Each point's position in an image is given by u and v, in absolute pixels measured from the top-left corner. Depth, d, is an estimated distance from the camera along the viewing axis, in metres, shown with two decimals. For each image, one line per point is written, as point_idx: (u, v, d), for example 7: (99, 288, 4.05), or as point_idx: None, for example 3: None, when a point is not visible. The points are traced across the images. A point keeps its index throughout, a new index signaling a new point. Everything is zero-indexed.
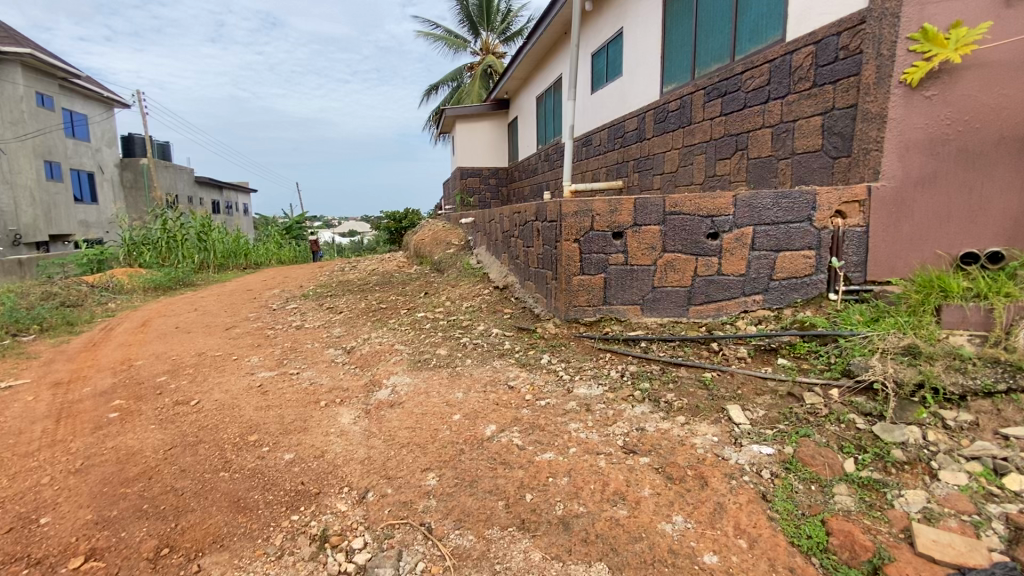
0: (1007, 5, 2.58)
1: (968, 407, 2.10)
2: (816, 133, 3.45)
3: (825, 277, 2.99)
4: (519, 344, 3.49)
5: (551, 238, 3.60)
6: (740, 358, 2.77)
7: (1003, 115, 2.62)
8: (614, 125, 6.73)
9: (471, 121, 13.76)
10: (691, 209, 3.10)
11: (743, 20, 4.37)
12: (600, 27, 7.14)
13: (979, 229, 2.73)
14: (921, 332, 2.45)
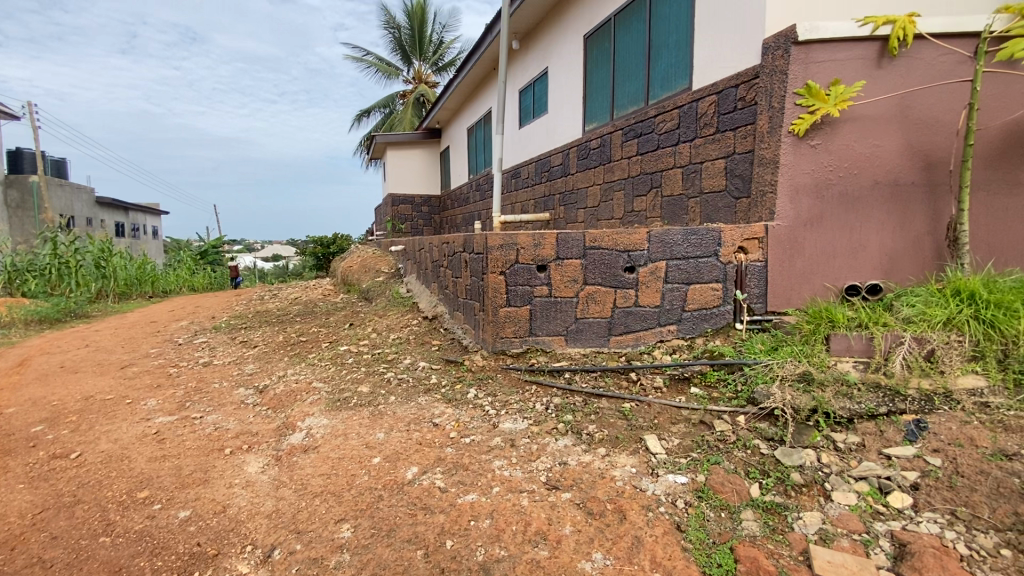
0: (872, 70, 2.96)
1: (856, 430, 2.28)
2: (720, 175, 3.74)
3: (731, 308, 3.19)
4: (444, 379, 3.41)
5: (478, 270, 3.61)
6: (657, 388, 2.87)
7: (874, 164, 3.01)
8: (542, 159, 6.95)
9: (402, 148, 13.69)
10: (609, 244, 3.23)
11: (655, 68, 4.71)
12: (526, 65, 7.41)
13: (860, 263, 3.08)
14: (814, 359, 2.66)
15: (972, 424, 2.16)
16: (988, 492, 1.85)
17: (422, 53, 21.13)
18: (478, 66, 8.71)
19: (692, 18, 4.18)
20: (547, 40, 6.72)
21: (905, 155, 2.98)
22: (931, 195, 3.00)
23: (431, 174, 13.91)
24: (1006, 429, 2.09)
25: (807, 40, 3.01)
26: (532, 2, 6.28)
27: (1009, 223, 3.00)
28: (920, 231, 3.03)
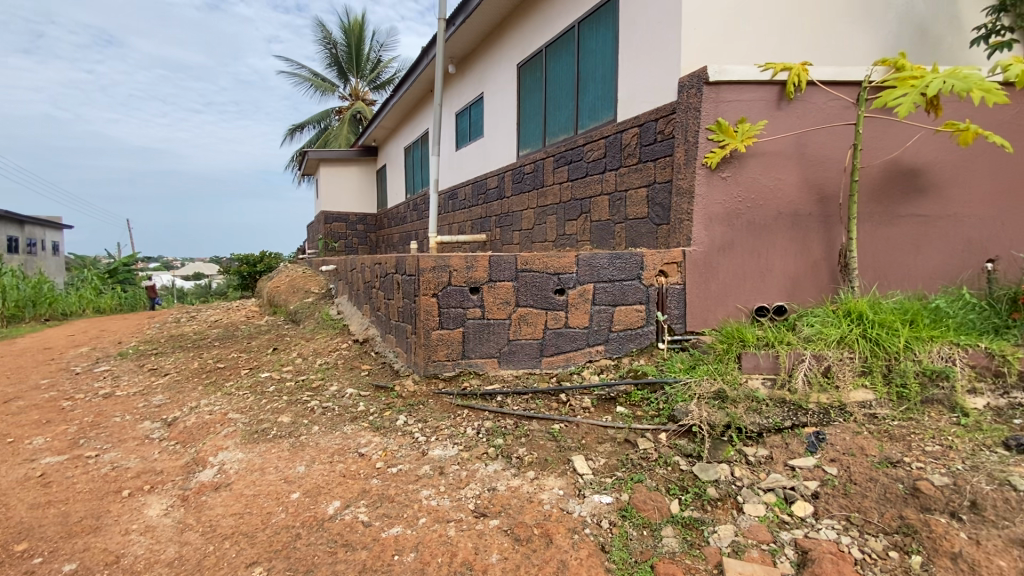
0: (772, 111, 3.26)
1: (764, 443, 2.45)
2: (643, 203, 3.95)
3: (654, 328, 3.36)
4: (372, 405, 3.30)
5: (409, 292, 3.51)
6: (585, 408, 2.93)
7: (776, 196, 3.29)
8: (478, 181, 7.02)
9: (337, 165, 13.35)
10: (540, 267, 3.27)
11: (584, 99, 4.93)
12: (462, 89, 7.51)
13: (767, 286, 3.34)
14: (727, 377, 2.83)
15: (862, 434, 2.37)
16: (877, 497, 2.03)
17: (359, 71, 20.89)
18: (414, 87, 8.71)
19: (616, 55, 4.43)
20: (482, 66, 6.87)
21: (802, 188, 3.29)
22: (825, 224, 3.32)
23: (366, 193, 13.66)
24: (890, 438, 2.32)
25: (716, 81, 3.27)
26: (467, 29, 6.40)
27: (890, 251, 3.37)
28: (817, 257, 3.33)
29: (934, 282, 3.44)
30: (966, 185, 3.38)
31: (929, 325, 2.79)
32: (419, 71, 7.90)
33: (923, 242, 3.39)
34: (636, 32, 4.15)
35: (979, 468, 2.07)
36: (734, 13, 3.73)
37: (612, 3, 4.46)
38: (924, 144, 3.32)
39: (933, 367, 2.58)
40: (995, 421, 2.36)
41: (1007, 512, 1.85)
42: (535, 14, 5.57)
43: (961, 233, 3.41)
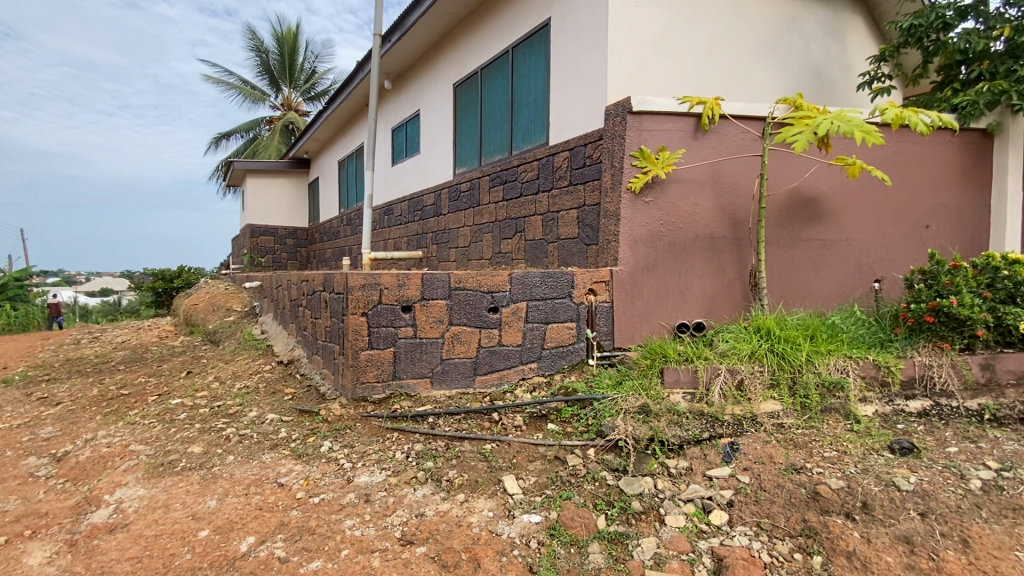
0: (689, 141, 3.49)
1: (685, 455, 2.56)
2: (573, 224, 4.08)
3: (584, 345, 3.44)
4: (295, 431, 3.13)
5: (337, 311, 3.38)
6: (517, 427, 2.94)
7: (694, 220, 3.52)
8: (414, 198, 6.96)
9: (265, 177, 12.76)
10: (473, 285, 3.27)
11: (517, 121, 5.05)
12: (398, 106, 7.46)
13: (688, 304, 3.54)
14: (651, 392, 2.95)
15: (771, 443, 2.54)
16: (784, 503, 2.17)
17: (292, 80, 20.23)
18: (349, 101, 8.55)
19: (548, 81, 4.58)
20: (419, 84, 6.87)
21: (717, 213, 3.55)
22: (738, 247, 3.59)
23: (298, 206, 13.12)
24: (795, 446, 2.51)
25: (640, 110, 3.45)
26: (403, 47, 6.39)
27: (794, 271, 3.69)
28: (731, 277, 3.59)
29: (831, 300, 3.79)
30: (855, 213, 3.79)
31: (827, 340, 3.05)
32: (354, 85, 7.77)
33: (821, 264, 3.74)
34: (566, 60, 4.33)
35: (869, 470, 2.28)
36: (653, 54, 4.04)
37: (544, 31, 4.63)
38: (820, 175, 3.68)
39: (832, 379, 2.80)
40: (882, 427, 2.62)
41: (892, 511, 2.04)
42: (471, 37, 5.67)
43: (852, 255, 3.80)
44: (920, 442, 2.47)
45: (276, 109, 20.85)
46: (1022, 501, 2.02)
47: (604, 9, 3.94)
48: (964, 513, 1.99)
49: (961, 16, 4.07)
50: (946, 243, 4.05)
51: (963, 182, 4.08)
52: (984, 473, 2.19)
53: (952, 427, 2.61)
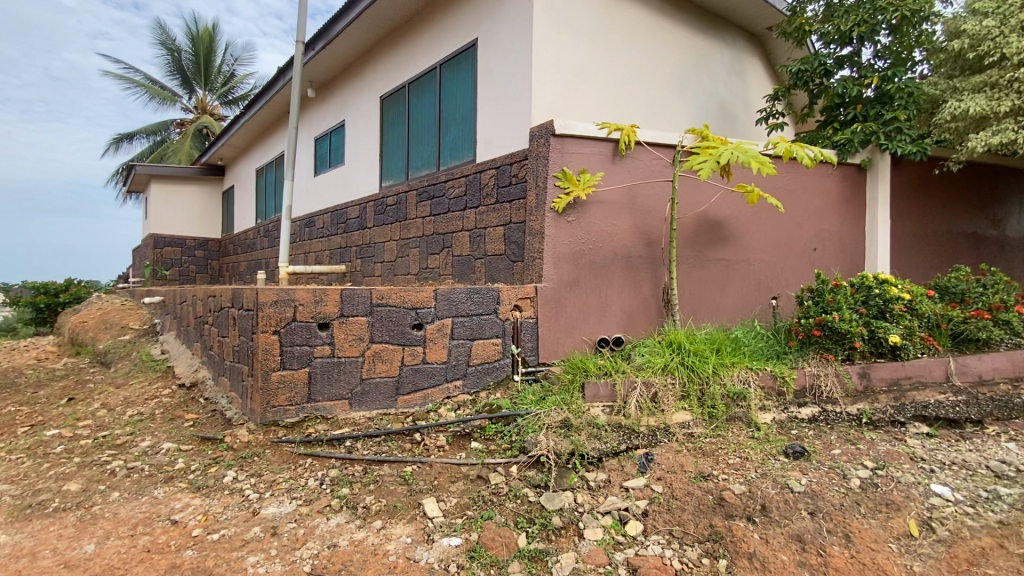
0: (607, 165, 3.66)
1: (604, 467, 2.63)
2: (500, 241, 4.11)
3: (510, 361, 3.45)
4: (195, 461, 2.86)
5: (247, 329, 3.15)
6: (440, 447, 2.88)
7: (613, 239, 3.69)
8: (337, 210, 6.72)
9: (172, 183, 11.80)
10: (396, 301, 3.17)
11: (444, 137, 5.06)
12: (322, 115, 7.21)
13: (607, 320, 3.70)
14: (573, 407, 3.00)
15: (682, 452, 2.67)
16: (693, 509, 2.28)
17: (208, 82, 19.00)
18: (268, 107, 8.15)
19: (475, 99, 4.63)
20: (344, 94, 6.69)
21: (634, 233, 3.75)
22: (653, 265, 3.81)
23: (211, 216, 12.28)
24: (703, 454, 2.65)
25: (562, 133, 3.56)
26: (327, 56, 6.21)
27: (703, 289, 3.96)
28: (647, 294, 3.81)
29: (735, 315, 4.11)
30: (754, 236, 4.14)
31: (731, 353, 3.27)
32: (274, 91, 7.43)
33: (726, 282, 4.05)
34: (492, 81, 4.41)
35: (767, 474, 2.45)
36: (574, 81, 4.23)
37: (471, 51, 4.69)
38: (724, 201, 4.00)
39: (735, 390, 3.00)
40: (778, 433, 2.84)
41: (786, 511, 2.20)
42: (398, 50, 5.63)
43: (752, 275, 4.15)
44: (810, 446, 2.70)
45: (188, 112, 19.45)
46: (893, 495, 2.26)
47: (528, 34, 4.06)
48: (846, 509, 2.18)
49: (839, 64, 4.63)
50: (830, 264, 4.55)
51: (843, 211, 4.61)
52: (863, 471, 2.43)
53: (837, 430, 2.88)
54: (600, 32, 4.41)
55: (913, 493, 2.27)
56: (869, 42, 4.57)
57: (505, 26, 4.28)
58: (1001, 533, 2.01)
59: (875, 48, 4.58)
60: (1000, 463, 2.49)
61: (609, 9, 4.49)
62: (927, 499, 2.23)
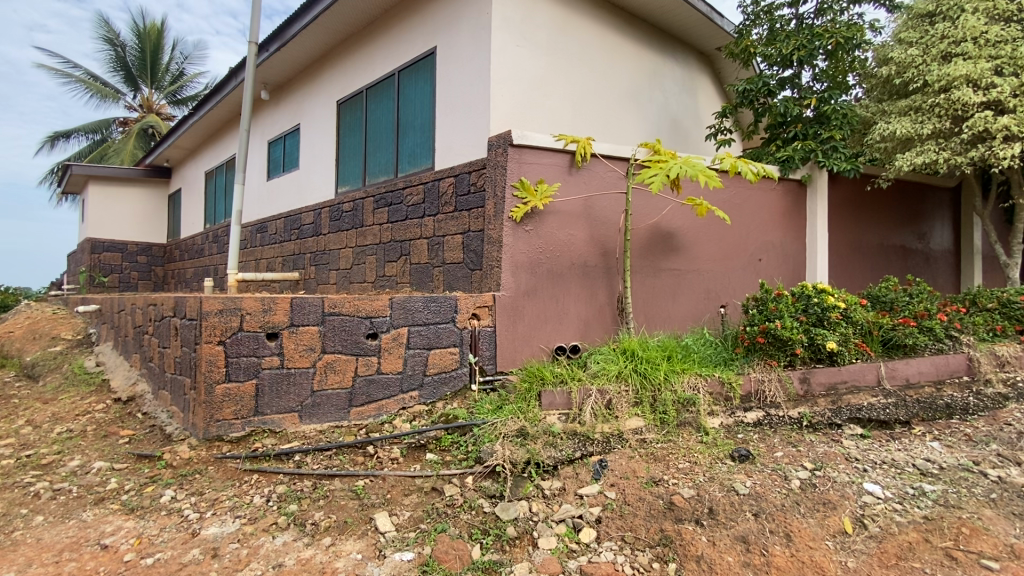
0: (564, 176, 3.72)
1: (559, 475, 2.65)
2: (458, 249, 4.10)
3: (467, 370, 3.43)
4: (129, 481, 2.69)
5: (189, 339, 3.00)
6: (394, 459, 2.82)
7: (570, 249, 3.75)
8: (291, 215, 6.53)
9: (113, 185, 11.16)
10: (350, 310, 3.10)
11: (402, 144, 5.01)
12: (276, 118, 7.01)
13: (565, 328, 3.75)
14: (529, 415, 3.02)
15: (634, 458, 2.73)
16: (644, 514, 2.32)
17: (154, 80, 18.15)
18: (218, 108, 7.85)
19: (434, 107, 4.62)
20: (299, 98, 6.54)
21: (590, 243, 3.82)
22: (608, 274, 3.89)
23: (156, 220, 11.70)
24: (654, 459, 2.71)
25: (520, 144, 3.59)
26: (282, 58, 6.05)
27: (655, 298, 4.07)
28: (602, 303, 3.88)
29: (686, 323, 4.24)
30: (703, 247, 4.31)
31: (682, 360, 3.37)
32: (225, 93, 7.17)
33: (677, 291, 4.18)
34: (451, 89, 4.41)
35: (714, 478, 2.54)
36: (531, 93, 4.30)
37: (430, 59, 4.69)
38: (675, 213, 4.14)
39: (685, 396, 3.09)
40: (726, 437, 2.94)
41: (732, 513, 2.28)
42: (356, 55, 5.55)
43: (702, 284, 4.31)
44: (755, 449, 2.81)
45: (132, 110, 18.49)
46: (829, 494, 2.37)
47: (486, 44, 4.09)
48: (787, 509, 2.28)
49: (781, 85, 4.90)
50: (774, 274, 4.78)
51: (786, 224, 4.86)
52: (802, 472, 2.55)
53: (779, 433, 3.01)
54: (557, 46, 4.51)
55: (847, 492, 2.39)
56: (808, 66, 4.86)
57: (464, 36, 4.30)
58: (926, 527, 2.14)
59: (813, 72, 4.87)
60: (925, 461, 2.66)
61: (566, 24, 4.59)
62: (860, 497, 2.36)
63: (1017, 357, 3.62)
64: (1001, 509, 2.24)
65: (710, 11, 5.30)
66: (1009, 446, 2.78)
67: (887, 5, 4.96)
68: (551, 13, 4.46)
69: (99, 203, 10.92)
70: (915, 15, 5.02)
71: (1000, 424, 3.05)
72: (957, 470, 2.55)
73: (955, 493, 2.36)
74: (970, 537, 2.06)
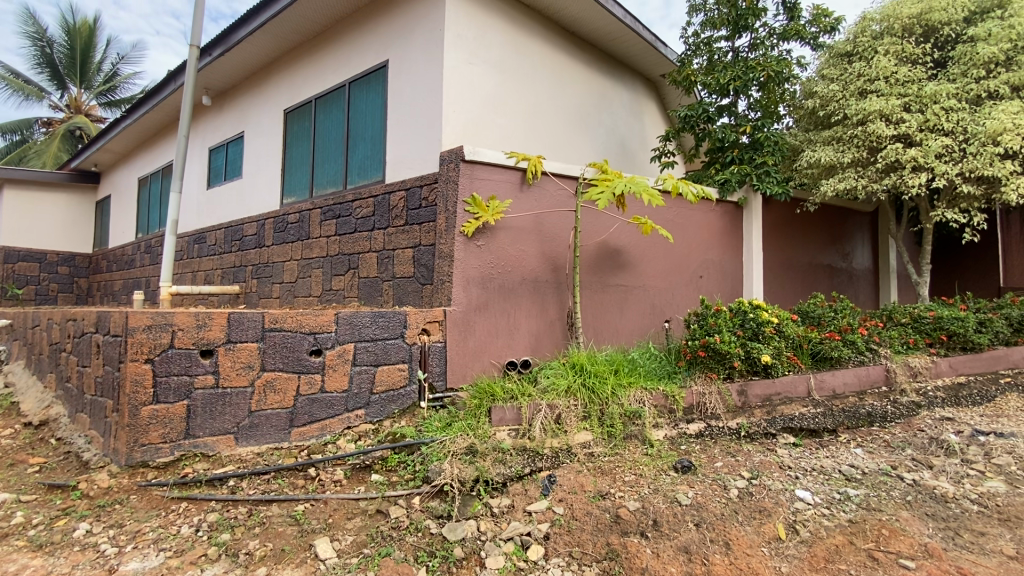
0: (515, 192, 3.77)
1: (508, 492, 2.63)
2: (409, 263, 4.05)
3: (416, 388, 3.37)
4: (38, 514, 2.44)
5: (113, 357, 2.78)
6: (337, 481, 2.72)
7: (521, 264, 3.79)
8: (232, 226, 6.24)
9: (34, 190, 10.31)
10: (292, 326, 2.97)
11: (352, 156, 4.93)
12: (218, 124, 6.73)
13: (516, 343, 3.77)
14: (478, 432, 3.00)
15: (582, 472, 2.75)
16: (591, 529, 2.34)
17: (84, 80, 17.03)
18: (154, 112, 7.46)
19: (385, 120, 4.58)
20: (244, 104, 6.30)
21: (541, 259, 3.88)
22: (558, 290, 3.96)
23: (83, 229, 10.94)
24: (601, 473, 2.75)
25: (472, 160, 3.61)
26: (226, 63, 5.83)
27: (603, 313, 4.17)
28: (553, 317, 3.95)
29: (632, 337, 4.37)
30: (649, 263, 4.47)
31: (628, 373, 3.46)
32: (163, 96, 6.82)
33: (625, 306, 4.31)
34: (403, 103, 4.39)
35: (658, 490, 2.60)
36: (482, 110, 4.35)
37: (381, 72, 4.65)
38: (622, 231, 4.28)
39: (631, 409, 3.17)
40: (669, 449, 3.02)
41: (675, 524, 2.33)
42: (305, 65, 5.44)
43: (647, 300, 4.46)
44: (696, 460, 2.90)
45: (57, 110, 17.25)
46: (765, 502, 2.48)
47: (438, 61, 4.11)
48: (726, 518, 2.36)
49: (719, 112, 5.20)
50: (713, 291, 5.01)
51: (725, 243, 5.13)
52: (740, 482, 2.65)
53: (719, 443, 3.12)
54: (509, 65, 4.60)
55: (781, 499, 2.50)
56: (743, 95, 5.19)
57: (417, 51, 4.31)
58: (850, 530, 2.28)
59: (748, 101, 5.20)
60: (849, 467, 2.83)
61: (517, 44, 4.69)
62: (792, 504, 2.48)
63: (927, 367, 3.95)
64: (915, 510, 2.41)
65: (654, 40, 5.58)
66: (921, 451, 3.01)
67: (811, 43, 5.39)
68: (503, 33, 4.55)
69: (18, 208, 10.07)
70: (836, 54, 5.48)
71: (914, 430, 3.29)
72: (878, 475, 2.74)
73: (876, 496, 2.53)
74: (889, 537, 2.19)
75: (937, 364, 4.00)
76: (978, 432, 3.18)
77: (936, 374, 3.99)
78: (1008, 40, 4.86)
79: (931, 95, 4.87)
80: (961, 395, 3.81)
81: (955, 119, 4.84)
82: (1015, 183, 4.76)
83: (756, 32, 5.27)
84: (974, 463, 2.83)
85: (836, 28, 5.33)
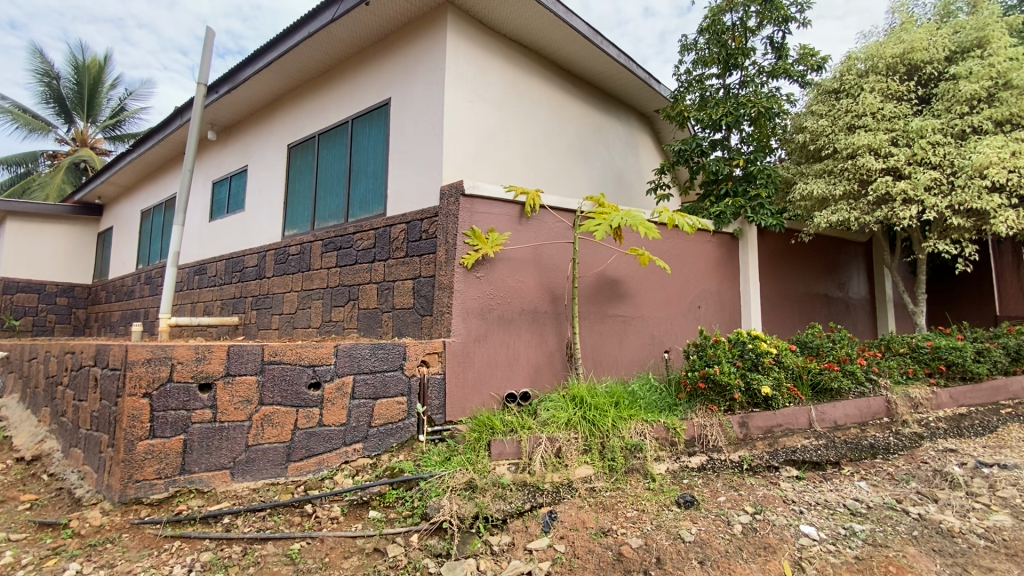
0: (514, 225, 3.83)
1: (508, 529, 2.60)
2: (408, 294, 4.07)
3: (414, 421, 3.34)
4: (28, 553, 2.38)
5: (110, 391, 2.76)
6: (334, 518, 2.67)
7: (521, 295, 3.82)
8: (233, 257, 6.29)
9: (36, 222, 10.38)
10: (292, 358, 2.96)
11: (354, 189, 5.02)
12: (222, 159, 6.86)
13: (516, 374, 3.77)
14: (478, 467, 2.96)
15: (584, 508, 2.71)
16: (593, 567, 2.30)
17: (90, 115, 17.45)
18: (160, 146, 7.61)
19: (387, 155, 4.68)
20: (248, 140, 6.44)
21: (540, 290, 3.92)
22: (557, 320, 3.99)
23: (82, 261, 10.98)
24: (602, 509, 2.70)
25: (472, 194, 3.68)
26: (232, 100, 6.00)
27: (604, 344, 4.19)
28: (552, 348, 3.96)
29: (632, 367, 4.37)
30: (647, 295, 4.51)
31: (628, 406, 3.44)
32: (170, 131, 6.96)
33: (624, 336, 4.33)
34: (405, 140, 4.50)
35: (661, 526, 2.56)
36: (481, 147, 4.45)
37: (384, 109, 4.78)
38: (620, 262, 4.33)
39: (632, 442, 3.13)
40: (672, 483, 2.99)
41: (678, 562, 2.29)
42: (310, 102, 5.60)
43: (647, 331, 4.49)
44: (699, 495, 2.86)
45: (62, 143, 17.59)
46: (769, 538, 2.43)
47: (440, 98, 4.23)
48: (730, 555, 2.32)
49: (712, 146, 5.36)
50: (711, 320, 5.04)
51: (721, 273, 5.18)
52: (744, 517, 2.61)
53: (721, 476, 3.09)
54: (508, 103, 4.75)
55: (785, 535, 2.46)
56: (735, 130, 5.34)
57: (418, 91, 4.43)
58: (857, 567, 2.23)
59: (740, 135, 5.35)
60: (854, 501, 2.79)
61: (516, 83, 4.86)
62: (798, 540, 2.43)
63: (928, 399, 3.93)
64: (923, 545, 2.37)
65: (647, 77, 5.77)
66: (926, 484, 2.97)
67: (800, 81, 5.57)
68: (502, 73, 4.71)
69: (19, 239, 10.11)
70: (823, 91, 5.68)
71: (917, 462, 3.26)
72: (883, 509, 2.70)
73: (882, 532, 2.48)
74: None
75: (937, 395, 3.99)
76: (982, 464, 3.15)
77: (937, 405, 3.97)
78: (988, 77, 5.03)
79: (918, 131, 5.00)
80: (963, 426, 3.78)
81: (941, 153, 4.97)
82: (1003, 216, 4.87)
83: (746, 70, 5.45)
84: (979, 496, 2.79)
85: (823, 66, 5.51)
